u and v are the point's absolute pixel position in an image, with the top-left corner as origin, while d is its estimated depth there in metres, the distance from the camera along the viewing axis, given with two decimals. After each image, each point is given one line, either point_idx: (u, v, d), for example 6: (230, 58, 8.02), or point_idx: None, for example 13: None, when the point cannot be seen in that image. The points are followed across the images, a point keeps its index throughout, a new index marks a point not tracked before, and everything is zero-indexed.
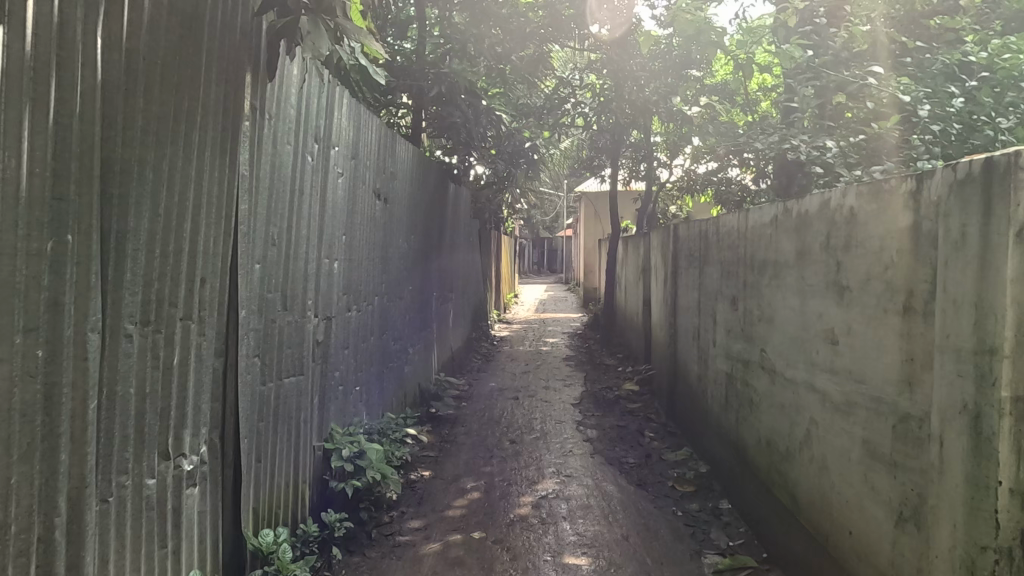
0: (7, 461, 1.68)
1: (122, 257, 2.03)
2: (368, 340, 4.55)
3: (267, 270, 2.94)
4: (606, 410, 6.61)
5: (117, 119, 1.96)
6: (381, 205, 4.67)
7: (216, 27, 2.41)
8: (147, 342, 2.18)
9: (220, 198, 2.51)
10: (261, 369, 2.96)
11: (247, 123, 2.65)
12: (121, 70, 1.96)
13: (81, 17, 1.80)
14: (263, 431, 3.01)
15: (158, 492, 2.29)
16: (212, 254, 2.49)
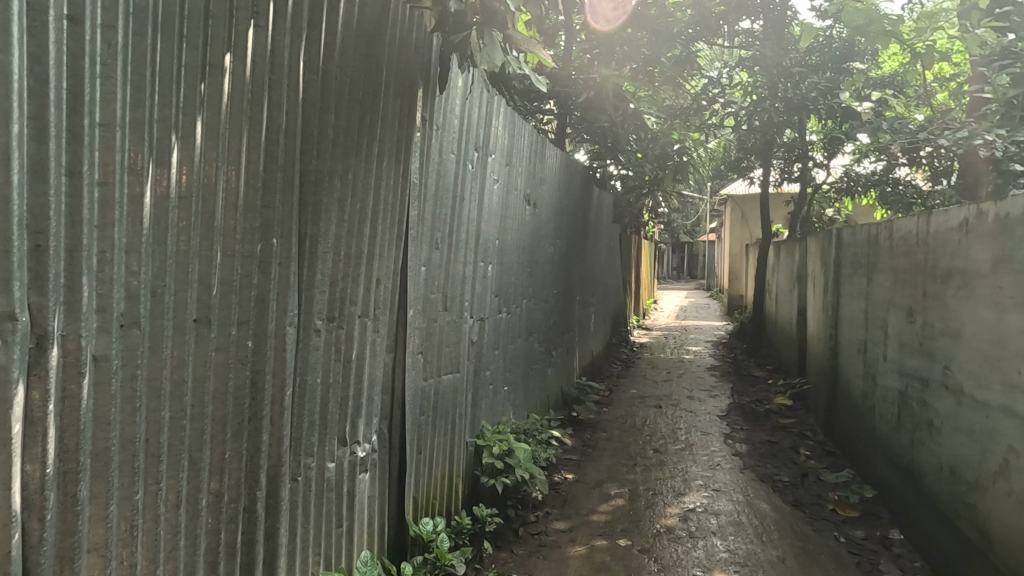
0: (223, 437, 1.91)
1: (314, 258, 2.24)
2: (516, 341, 4.67)
3: (431, 272, 3.11)
4: (756, 424, 6.29)
5: (314, 135, 2.16)
6: (531, 210, 4.77)
7: (394, 45, 2.58)
8: (332, 336, 2.39)
9: (394, 204, 2.69)
10: (423, 366, 3.13)
11: (418, 134, 2.82)
12: (317, 89, 2.16)
13: (288, 43, 2.00)
14: (424, 423, 3.18)
15: (337, 475, 2.49)
16: (386, 257, 2.68)
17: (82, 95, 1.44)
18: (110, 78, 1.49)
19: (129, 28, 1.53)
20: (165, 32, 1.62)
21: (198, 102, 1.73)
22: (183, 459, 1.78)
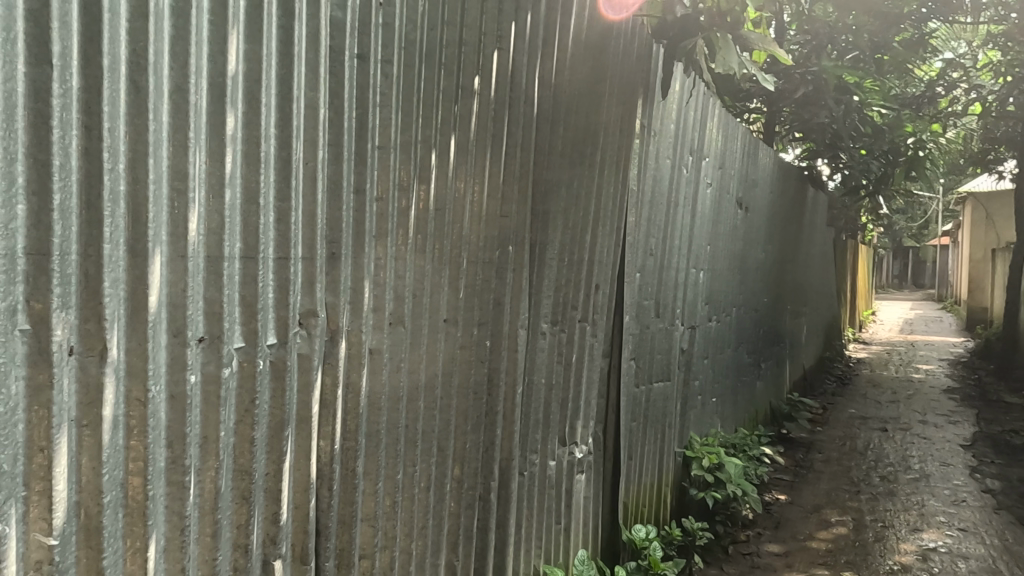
0: (464, 428, 2.07)
1: (542, 264, 2.35)
2: (725, 351, 4.49)
3: (645, 278, 3.11)
4: (1012, 458, 5.40)
5: (545, 146, 2.27)
6: (743, 214, 4.56)
7: (618, 55, 2.63)
8: (556, 339, 2.49)
9: (613, 212, 2.73)
10: (636, 372, 3.13)
11: (637, 140, 2.84)
12: (549, 103, 2.26)
13: (526, 62, 2.13)
14: (636, 430, 3.18)
15: (557, 473, 2.58)
16: (605, 263, 2.73)
17: (367, 121, 1.65)
18: (387, 105, 1.70)
19: (400, 60, 1.73)
20: (428, 62, 1.81)
21: (452, 122, 1.90)
22: (433, 445, 1.96)
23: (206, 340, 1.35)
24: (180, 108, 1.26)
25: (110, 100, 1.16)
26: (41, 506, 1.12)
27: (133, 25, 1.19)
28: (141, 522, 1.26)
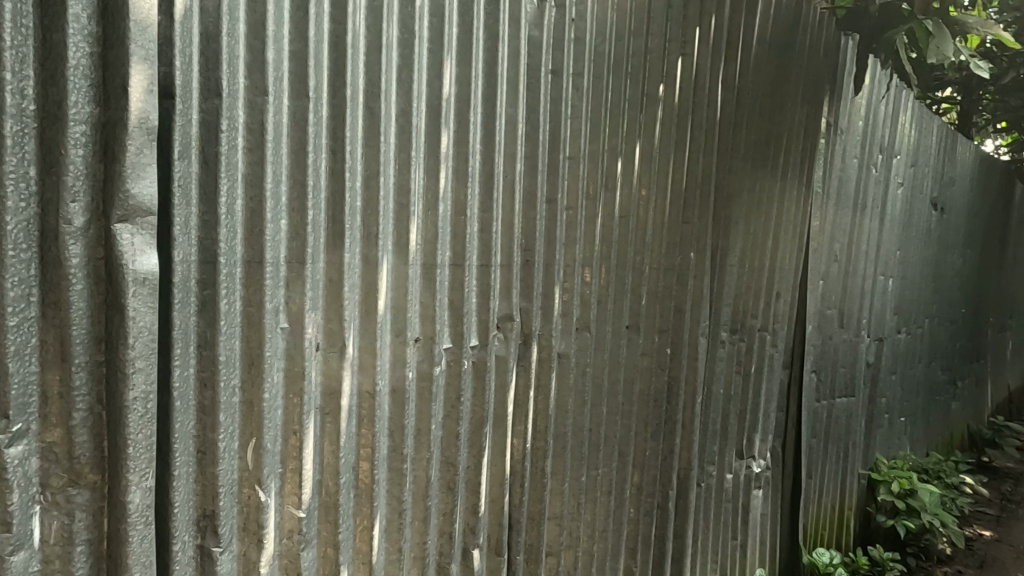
0: (644, 435, 2.08)
1: (723, 272, 2.30)
2: (916, 367, 4.09)
3: (828, 285, 2.92)
4: None
5: (728, 150, 2.22)
6: (938, 216, 4.14)
7: (805, 51, 2.51)
8: (735, 348, 2.41)
9: (796, 216, 2.60)
10: (817, 386, 2.95)
11: (823, 140, 2.69)
12: (733, 106, 2.21)
13: (710, 65, 2.10)
14: (817, 447, 2.99)
15: (734, 487, 2.50)
16: (786, 270, 2.60)
17: (560, 133, 1.72)
18: (577, 117, 1.76)
19: (591, 72, 1.78)
20: (615, 72, 1.84)
21: (638, 130, 1.92)
22: (614, 450, 1.99)
23: (421, 341, 1.48)
24: (404, 130, 1.40)
25: (351, 126, 1.31)
26: (293, 482, 1.29)
27: (370, 58, 1.33)
28: (368, 503, 1.41)
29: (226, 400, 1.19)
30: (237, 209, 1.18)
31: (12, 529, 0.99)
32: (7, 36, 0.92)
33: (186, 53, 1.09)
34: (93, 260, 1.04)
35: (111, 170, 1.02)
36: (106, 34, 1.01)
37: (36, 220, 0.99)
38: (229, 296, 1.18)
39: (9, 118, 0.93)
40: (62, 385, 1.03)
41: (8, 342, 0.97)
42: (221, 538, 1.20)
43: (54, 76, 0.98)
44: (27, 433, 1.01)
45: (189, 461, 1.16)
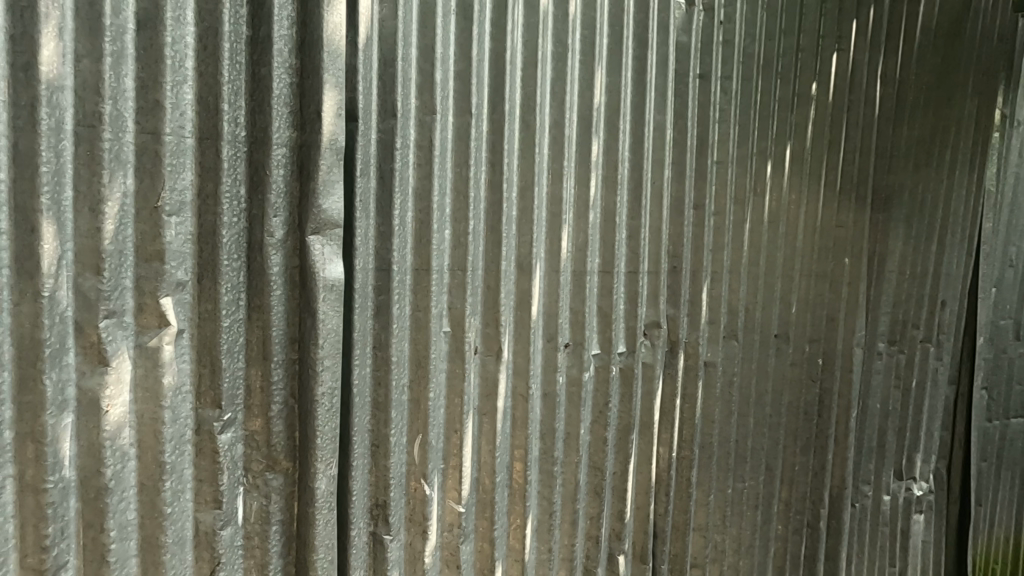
0: (793, 450, 1.98)
1: (880, 280, 2.18)
2: None
3: (1002, 293, 2.65)
4: None
5: (886, 150, 2.09)
6: None
7: (976, 38, 2.30)
8: (893, 361, 2.25)
9: (965, 217, 2.36)
10: (988, 404, 2.68)
11: (997, 132, 2.42)
12: (892, 101, 2.08)
13: (867, 60, 1.97)
14: (988, 472, 2.70)
15: (892, 509, 2.33)
16: (954, 276, 2.37)
17: (708, 137, 1.69)
18: (726, 120, 1.72)
19: (739, 74, 1.74)
20: (766, 72, 1.78)
21: (789, 131, 1.84)
22: (761, 463, 1.91)
23: (571, 346, 1.51)
24: (557, 140, 1.44)
25: (509, 139, 1.37)
26: (454, 478, 1.37)
27: (526, 73, 1.39)
28: (521, 502, 1.46)
29: (397, 398, 1.28)
30: (408, 221, 1.27)
31: (221, 506, 1.15)
32: (225, 73, 1.07)
33: (367, 78, 1.19)
34: (290, 268, 1.16)
35: (306, 187, 1.14)
36: (303, 65, 1.13)
37: (245, 233, 1.13)
38: (400, 301, 1.27)
39: (226, 144, 1.08)
40: (263, 380, 1.17)
41: (221, 338, 1.12)
42: (391, 527, 1.30)
43: (261, 105, 1.11)
44: (234, 421, 1.16)
45: (365, 453, 1.27)
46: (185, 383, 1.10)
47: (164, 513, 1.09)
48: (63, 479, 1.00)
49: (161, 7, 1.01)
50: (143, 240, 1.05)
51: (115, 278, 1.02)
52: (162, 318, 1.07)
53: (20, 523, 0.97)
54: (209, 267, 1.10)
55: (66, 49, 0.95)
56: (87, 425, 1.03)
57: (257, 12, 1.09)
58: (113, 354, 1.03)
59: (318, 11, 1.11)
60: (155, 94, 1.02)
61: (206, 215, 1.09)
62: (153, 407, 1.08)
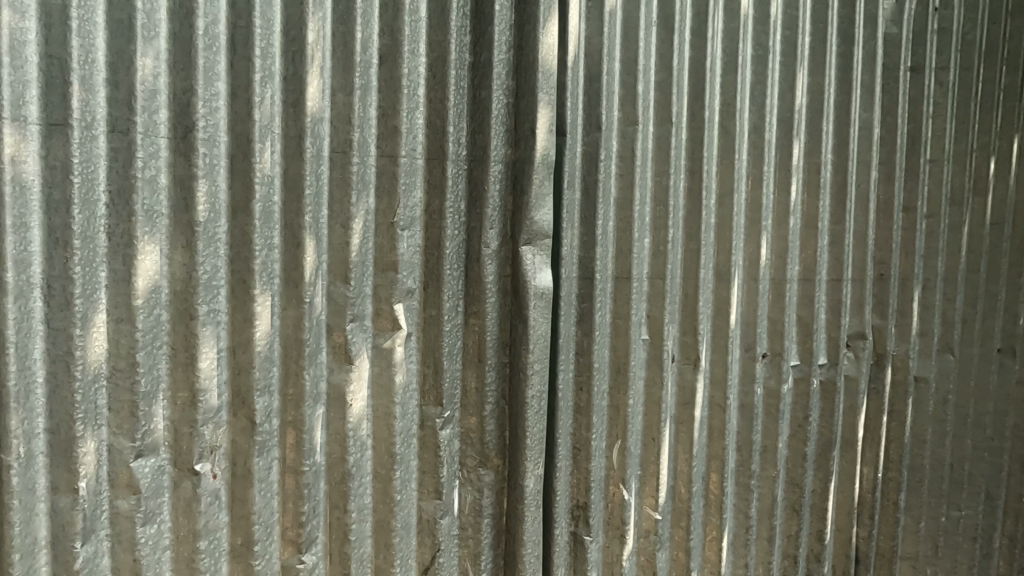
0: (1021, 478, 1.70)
1: None
2: None
3: None
4: None
5: None
6: None
7: None
8: None
9: None
10: None
11: None
12: None
13: None
14: None
15: None
16: None
17: (921, 135, 1.57)
18: (941, 115, 1.59)
19: (958, 64, 1.59)
20: (989, 59, 1.61)
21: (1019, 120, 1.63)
22: (981, 492, 1.69)
23: (770, 356, 1.47)
24: (756, 146, 1.41)
25: (708, 146, 1.36)
26: (651, 485, 1.38)
27: (725, 79, 1.38)
28: (717, 514, 1.44)
29: (598, 403, 1.32)
30: (610, 230, 1.30)
31: (441, 497, 1.24)
32: (451, 97, 1.17)
33: (575, 94, 1.24)
34: (503, 276, 1.24)
35: (519, 201, 1.21)
36: (518, 86, 1.20)
37: (465, 244, 1.22)
38: (602, 309, 1.31)
39: (450, 163, 1.18)
40: (478, 381, 1.25)
41: (444, 341, 1.22)
42: (591, 529, 1.33)
43: (481, 125, 1.19)
44: (452, 419, 1.25)
45: (567, 455, 1.31)
46: (413, 382, 1.21)
47: (394, 500, 1.21)
48: (316, 463, 1.14)
49: (400, 40, 1.13)
50: (381, 252, 1.17)
51: (358, 287, 1.15)
52: (394, 323, 1.18)
53: (283, 498, 1.14)
54: (434, 276, 1.21)
55: (326, 85, 1.09)
56: (334, 418, 1.16)
57: (479, 39, 1.18)
58: (356, 354, 1.16)
59: (533, 34, 1.18)
60: (393, 121, 1.14)
61: (432, 228, 1.20)
62: (386, 404, 1.19)
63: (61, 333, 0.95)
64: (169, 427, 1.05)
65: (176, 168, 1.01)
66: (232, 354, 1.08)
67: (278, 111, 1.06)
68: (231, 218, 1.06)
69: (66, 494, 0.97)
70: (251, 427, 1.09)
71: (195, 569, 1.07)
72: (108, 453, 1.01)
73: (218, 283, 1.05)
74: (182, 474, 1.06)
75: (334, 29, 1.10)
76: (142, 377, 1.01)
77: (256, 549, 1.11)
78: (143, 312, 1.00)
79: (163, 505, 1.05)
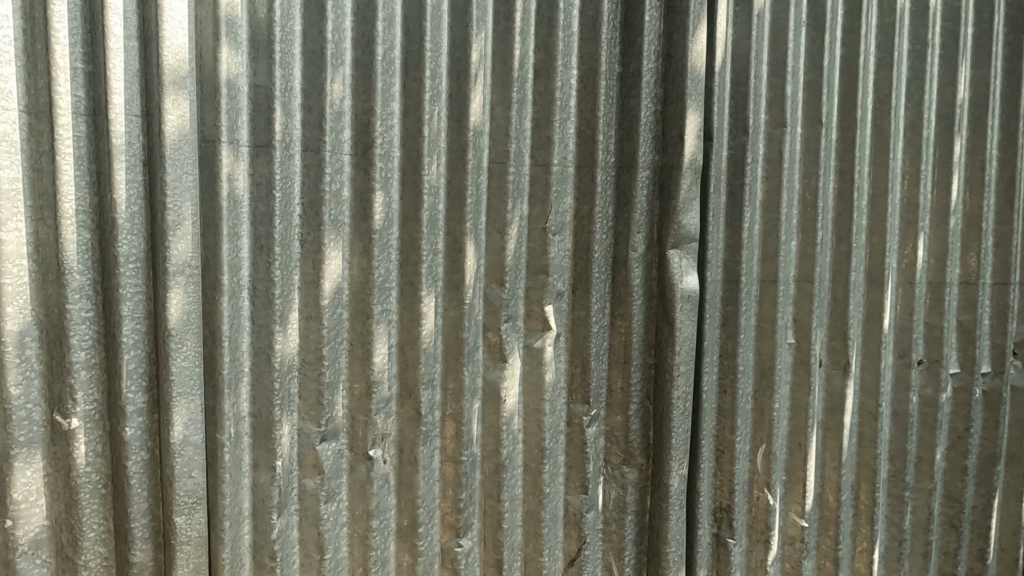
0: None
1: None
2: None
3: None
4: None
5: None
6: None
7: None
8: None
9: None
10: None
11: None
12: None
13: None
14: None
15: None
16: None
17: None
18: None
19: None
20: None
21: None
22: None
23: (925, 363, 1.40)
24: (913, 143, 1.36)
25: (860, 146, 1.33)
26: (797, 491, 1.36)
27: (879, 76, 1.34)
28: (867, 525, 1.40)
29: (743, 406, 1.32)
30: (756, 233, 1.30)
31: (587, 492, 1.29)
32: (601, 107, 1.22)
33: (722, 99, 1.26)
34: (649, 279, 1.27)
35: (666, 206, 1.24)
36: (666, 93, 1.23)
37: (612, 247, 1.26)
38: (748, 311, 1.30)
39: (599, 170, 1.23)
40: (623, 381, 1.28)
41: (591, 341, 1.26)
42: (734, 532, 1.33)
43: (629, 133, 1.23)
44: (598, 416, 1.29)
45: (711, 457, 1.32)
46: (561, 381, 1.27)
47: (543, 492, 1.27)
48: (473, 454, 1.22)
49: (554, 55, 1.19)
50: (533, 256, 1.23)
51: (512, 289, 1.22)
52: (545, 323, 1.24)
53: (443, 485, 1.22)
54: (583, 278, 1.26)
55: (486, 100, 1.17)
56: (489, 412, 1.24)
57: (628, 50, 1.23)
58: (509, 353, 1.23)
59: (683, 42, 1.20)
60: (547, 131, 1.20)
61: (581, 233, 1.25)
62: (536, 401, 1.26)
63: (264, 328, 1.08)
64: (348, 415, 1.16)
65: (358, 181, 1.12)
66: (401, 350, 1.18)
67: (443, 127, 1.16)
68: (402, 226, 1.15)
69: (265, 471, 1.10)
70: (417, 418, 1.18)
71: (368, 545, 1.17)
72: (298, 436, 1.13)
73: (390, 285, 1.15)
74: (358, 458, 1.17)
75: (494, 48, 1.18)
76: (327, 370, 1.13)
77: (420, 531, 1.20)
78: (328, 310, 1.12)
79: (342, 485, 1.16)
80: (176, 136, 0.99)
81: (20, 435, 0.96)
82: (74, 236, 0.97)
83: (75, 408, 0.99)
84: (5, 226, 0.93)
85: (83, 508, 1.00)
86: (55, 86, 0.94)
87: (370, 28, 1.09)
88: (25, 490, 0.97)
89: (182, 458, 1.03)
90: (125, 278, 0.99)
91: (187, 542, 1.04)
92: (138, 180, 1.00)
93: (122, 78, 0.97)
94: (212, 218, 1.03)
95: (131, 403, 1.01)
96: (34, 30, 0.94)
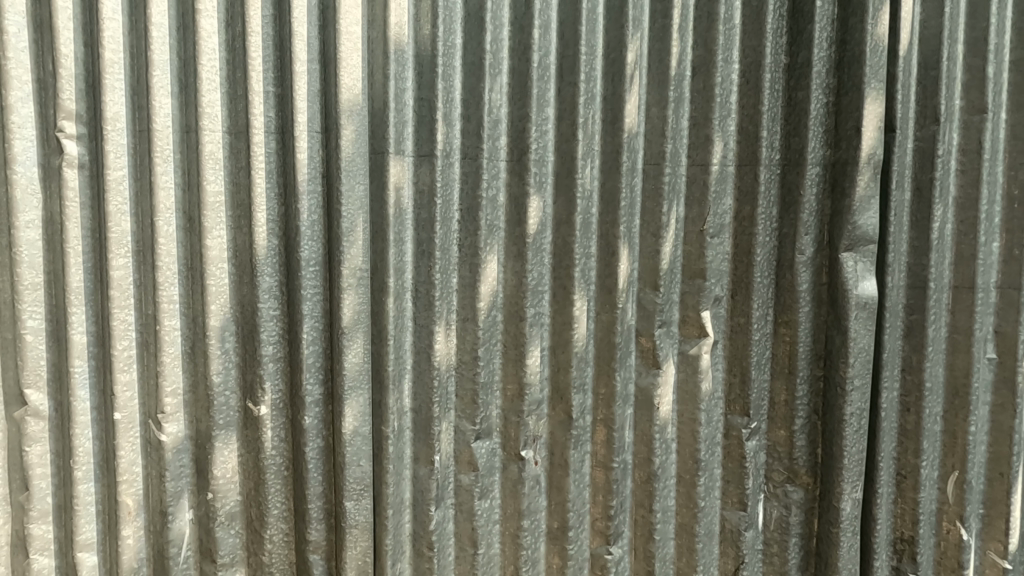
0: None
1: None
2: None
3: None
4: None
5: None
6: None
7: None
8: None
9: None
10: None
11: None
12: None
13: None
14: None
15: None
16: None
17: None
18: None
19: None
20: None
21: None
22: None
23: None
24: None
25: None
26: (998, 527, 1.20)
27: None
28: None
29: (930, 427, 1.18)
30: (948, 233, 1.16)
31: (746, 509, 1.22)
32: (765, 101, 1.15)
33: (907, 85, 1.13)
34: (818, 284, 1.17)
35: (840, 205, 1.14)
36: (841, 82, 1.13)
37: (776, 251, 1.18)
38: (937, 321, 1.16)
39: (762, 168, 1.16)
40: (788, 393, 1.20)
41: (752, 349, 1.19)
42: (918, 566, 1.20)
43: (797, 128, 1.15)
44: (759, 430, 1.22)
45: (890, 482, 1.20)
46: (718, 391, 1.21)
47: (698, 505, 1.22)
48: (625, 461, 1.20)
49: (714, 51, 1.14)
50: (689, 259, 1.19)
51: (667, 294, 1.18)
52: (701, 329, 1.19)
53: (594, 491, 1.21)
54: (743, 283, 1.19)
55: (641, 101, 1.15)
56: (642, 420, 1.21)
57: (797, 39, 1.15)
58: (663, 360, 1.19)
59: (861, 26, 1.10)
60: (705, 130, 1.16)
61: (742, 236, 1.18)
62: (691, 410, 1.21)
63: (425, 328, 1.14)
64: (501, 416, 1.19)
65: (513, 187, 1.15)
66: (553, 352, 1.19)
67: (598, 130, 1.15)
68: (555, 230, 1.16)
69: (425, 465, 1.16)
70: (568, 421, 1.18)
71: (519, 544, 1.19)
72: (455, 432, 1.18)
73: (543, 288, 1.17)
74: (510, 458, 1.19)
75: (650, 48, 1.16)
76: (481, 370, 1.16)
77: (570, 535, 1.20)
78: (484, 313, 1.15)
79: (495, 483, 1.19)
80: (350, 150, 1.07)
81: (220, 418, 1.09)
82: (265, 242, 1.08)
83: (264, 396, 1.09)
84: (210, 233, 1.06)
85: (269, 487, 1.11)
86: (251, 108, 1.05)
87: (527, 36, 1.12)
88: (223, 467, 1.10)
89: (353, 448, 1.10)
90: (306, 279, 1.09)
91: (355, 525, 1.12)
92: (317, 192, 1.09)
93: (306, 98, 1.06)
94: (380, 224, 1.10)
95: (310, 394, 1.10)
96: (235, 60, 1.06)
